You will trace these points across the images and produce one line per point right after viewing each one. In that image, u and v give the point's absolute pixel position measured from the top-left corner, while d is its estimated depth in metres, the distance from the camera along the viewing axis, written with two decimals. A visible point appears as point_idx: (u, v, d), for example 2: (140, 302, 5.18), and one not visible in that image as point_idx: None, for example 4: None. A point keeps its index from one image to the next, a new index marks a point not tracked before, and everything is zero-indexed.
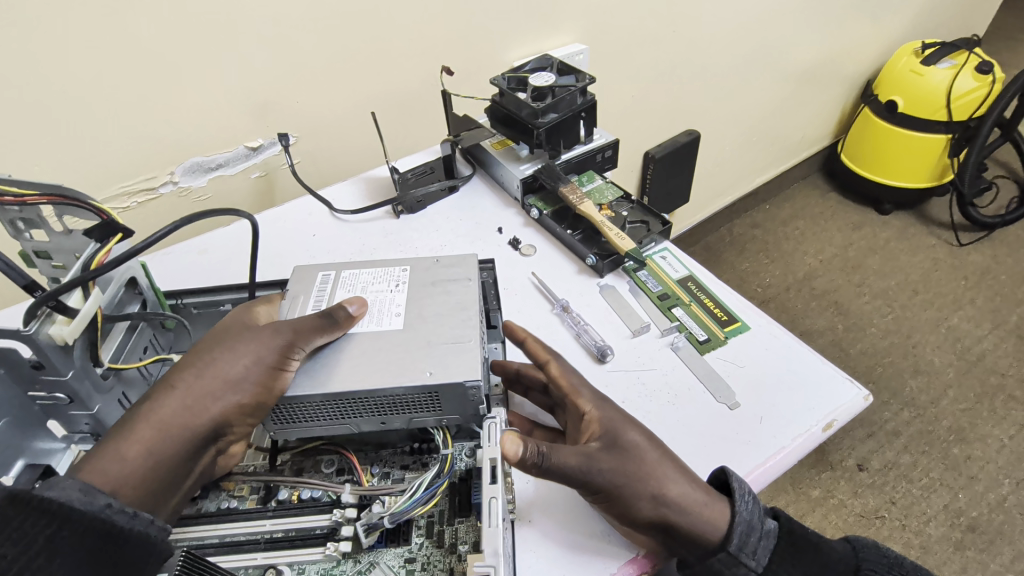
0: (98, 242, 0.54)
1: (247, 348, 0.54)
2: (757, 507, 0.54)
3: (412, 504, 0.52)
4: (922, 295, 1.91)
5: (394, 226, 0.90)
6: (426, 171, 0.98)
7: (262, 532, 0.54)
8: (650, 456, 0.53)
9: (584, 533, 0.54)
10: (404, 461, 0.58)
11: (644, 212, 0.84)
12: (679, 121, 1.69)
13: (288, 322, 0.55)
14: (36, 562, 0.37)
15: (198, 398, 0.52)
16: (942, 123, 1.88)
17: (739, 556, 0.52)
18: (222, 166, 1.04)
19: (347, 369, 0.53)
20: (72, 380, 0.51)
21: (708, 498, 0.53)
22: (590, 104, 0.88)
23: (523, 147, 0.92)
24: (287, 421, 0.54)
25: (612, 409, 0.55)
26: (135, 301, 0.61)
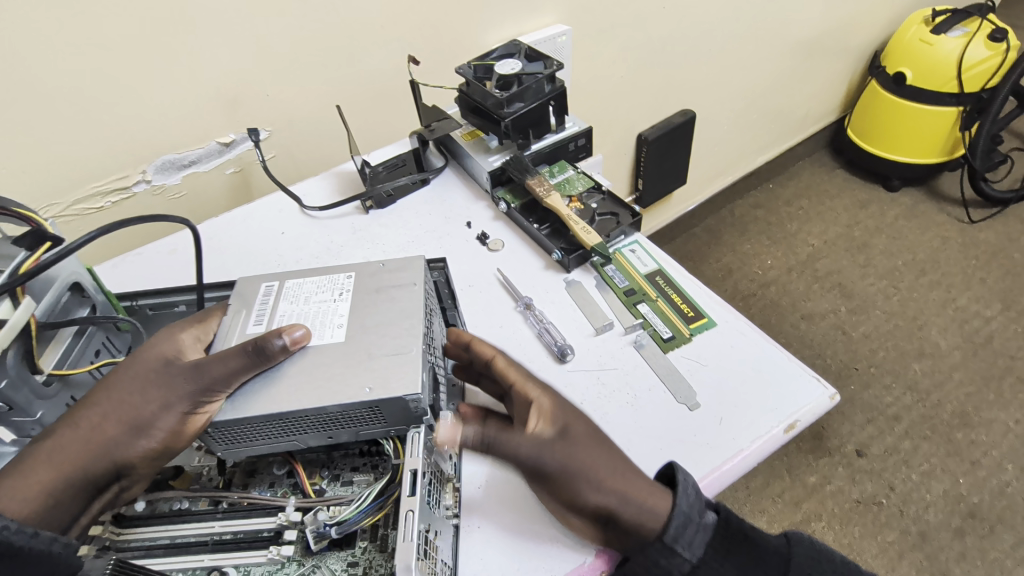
0: (27, 251, 0.54)
1: (163, 387, 0.52)
2: (697, 500, 0.52)
3: (355, 515, 0.52)
4: (929, 275, 1.85)
5: (362, 222, 0.89)
6: (397, 164, 0.95)
7: (211, 534, 0.54)
8: (593, 445, 0.53)
9: (522, 541, 0.55)
10: (355, 463, 0.58)
11: (614, 203, 0.82)
12: (673, 101, 1.64)
13: (208, 364, 0.52)
14: None
15: (105, 437, 0.51)
16: (953, 95, 1.80)
17: (675, 547, 0.50)
18: (195, 163, 1.03)
19: (287, 384, 0.53)
20: (8, 388, 0.52)
21: (645, 490, 0.52)
22: (559, 91, 0.85)
23: (493, 138, 0.90)
24: (233, 441, 0.54)
25: (558, 398, 0.56)
26: (84, 305, 0.62)
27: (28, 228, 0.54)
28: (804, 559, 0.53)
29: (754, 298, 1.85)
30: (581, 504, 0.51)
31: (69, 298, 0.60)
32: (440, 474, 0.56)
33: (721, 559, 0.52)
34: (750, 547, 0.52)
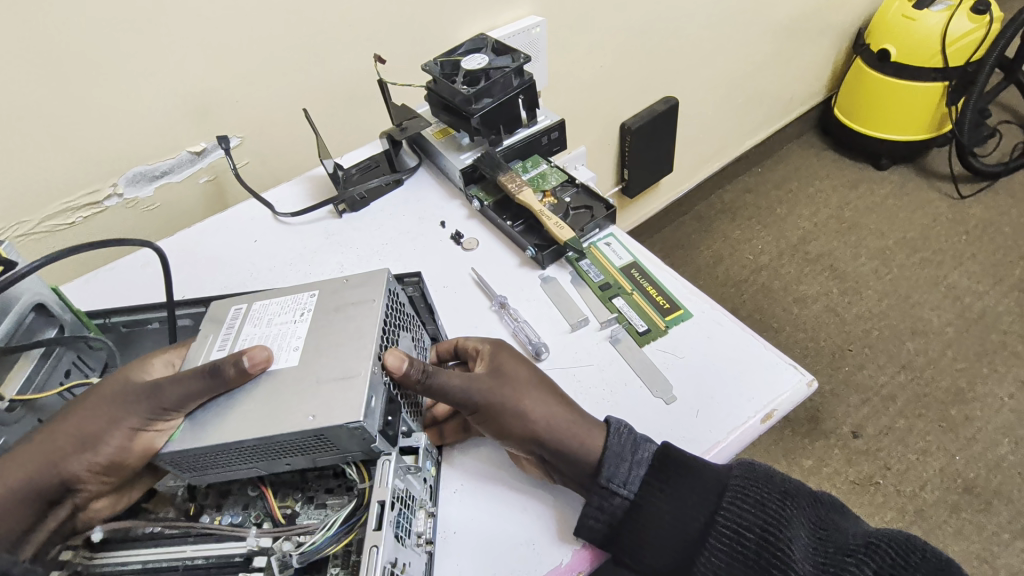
0: None
1: (118, 403, 0.53)
2: (630, 438, 0.57)
3: (323, 542, 0.51)
4: (921, 252, 1.84)
5: (336, 226, 0.88)
6: (370, 165, 0.94)
7: (182, 558, 0.53)
8: (529, 384, 0.58)
9: (496, 556, 0.54)
10: (328, 484, 0.57)
11: (589, 196, 0.80)
12: (656, 88, 1.63)
13: (163, 385, 0.52)
14: None
15: (60, 450, 0.52)
16: (939, 70, 1.78)
17: (610, 486, 0.55)
18: (167, 173, 1.02)
19: (240, 415, 0.52)
20: None
21: (577, 422, 0.57)
22: (528, 84, 0.84)
23: (464, 135, 0.89)
24: (195, 469, 0.54)
25: (497, 344, 0.61)
26: (52, 326, 0.61)
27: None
28: (743, 484, 0.55)
29: (745, 284, 1.84)
30: (524, 440, 0.56)
31: (34, 321, 0.59)
32: (413, 501, 0.54)
33: (657, 493, 0.56)
34: (686, 479, 0.55)
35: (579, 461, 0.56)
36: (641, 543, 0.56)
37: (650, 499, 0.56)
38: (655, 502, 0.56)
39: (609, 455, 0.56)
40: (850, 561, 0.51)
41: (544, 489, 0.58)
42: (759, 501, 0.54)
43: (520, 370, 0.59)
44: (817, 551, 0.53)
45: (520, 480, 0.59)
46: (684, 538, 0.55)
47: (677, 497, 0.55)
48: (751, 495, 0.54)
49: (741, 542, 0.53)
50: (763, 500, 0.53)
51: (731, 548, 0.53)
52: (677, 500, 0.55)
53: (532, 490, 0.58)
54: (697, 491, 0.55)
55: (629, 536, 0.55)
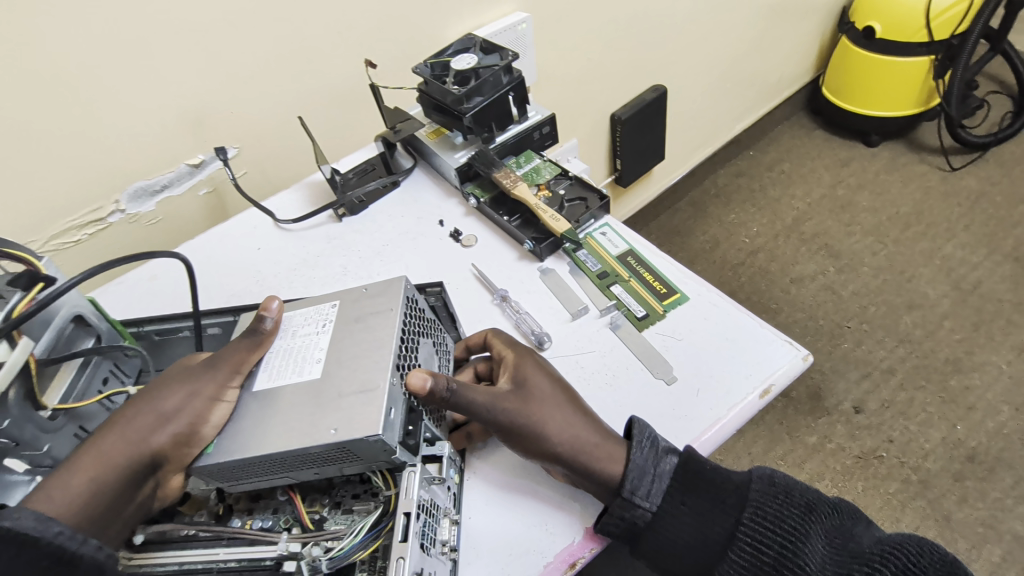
0: (23, 292, 0.55)
1: (185, 380, 0.56)
2: (654, 454, 0.57)
3: (351, 547, 0.52)
4: (915, 226, 1.86)
5: (337, 230, 0.89)
6: (367, 169, 0.96)
7: (215, 560, 0.53)
8: (553, 403, 0.58)
9: (510, 562, 0.55)
10: (355, 490, 0.58)
11: (583, 187, 0.82)
12: (643, 77, 1.64)
13: (222, 353, 0.58)
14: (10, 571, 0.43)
15: (138, 430, 0.52)
16: (924, 44, 1.80)
17: (633, 499, 0.56)
18: (168, 187, 1.03)
19: (265, 432, 0.54)
20: (11, 426, 0.52)
21: (599, 444, 0.57)
22: (517, 80, 0.85)
23: (458, 134, 0.90)
24: (227, 478, 0.56)
25: (522, 357, 0.61)
26: (89, 336, 0.63)
27: (26, 272, 0.56)
28: (763, 500, 0.56)
29: (742, 267, 1.85)
30: (546, 457, 0.57)
31: (72, 331, 0.61)
32: (437, 510, 0.55)
33: (679, 506, 0.57)
34: (707, 492, 0.57)
35: (599, 479, 0.56)
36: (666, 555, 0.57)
37: (672, 509, 0.57)
38: (676, 514, 0.57)
39: (631, 470, 0.56)
40: (867, 571, 0.53)
41: (568, 493, 0.59)
42: (778, 516, 0.55)
43: (545, 388, 0.59)
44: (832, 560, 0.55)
45: (541, 492, 0.59)
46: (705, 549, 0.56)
47: (699, 510, 0.57)
48: (771, 509, 0.56)
49: (762, 556, 0.54)
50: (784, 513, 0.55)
51: (751, 560, 0.55)
52: (700, 512, 0.57)
53: (555, 497, 0.59)
54: (718, 504, 0.57)
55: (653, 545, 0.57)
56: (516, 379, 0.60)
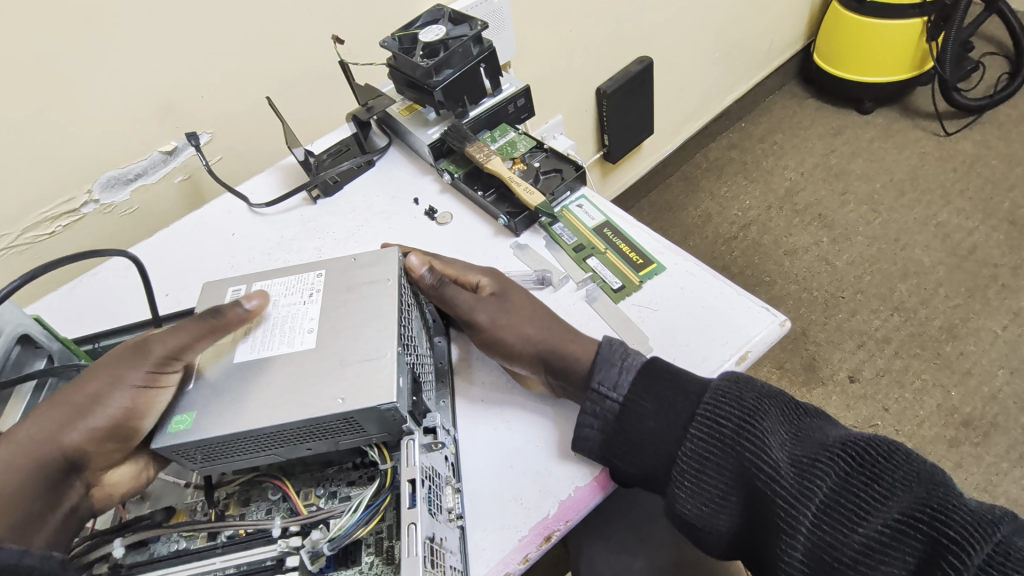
0: None
1: (114, 365, 0.52)
2: (618, 348, 0.61)
3: (352, 526, 0.51)
4: (909, 194, 1.83)
5: (310, 212, 0.88)
6: (341, 149, 0.94)
7: (212, 571, 0.52)
8: (527, 308, 0.66)
9: (510, 521, 0.55)
10: (350, 476, 0.56)
11: (558, 159, 0.80)
12: (629, 49, 1.61)
13: (160, 338, 0.53)
14: None
15: (59, 423, 0.50)
16: (915, 6, 1.78)
17: (602, 390, 0.59)
18: (142, 175, 1.01)
19: (254, 402, 0.52)
20: None
21: (572, 337, 0.63)
22: (487, 52, 0.83)
23: (430, 110, 0.88)
24: (206, 459, 0.54)
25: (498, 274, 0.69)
26: (39, 357, 0.58)
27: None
28: (725, 386, 0.55)
29: (735, 241, 1.83)
30: (528, 355, 0.63)
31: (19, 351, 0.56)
32: (438, 477, 0.54)
33: (645, 392, 0.57)
34: (671, 386, 0.57)
35: (572, 376, 0.61)
36: (627, 439, 0.57)
37: (640, 398, 0.57)
38: (641, 401, 0.57)
39: (601, 360, 0.60)
40: (825, 458, 0.49)
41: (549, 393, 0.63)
42: (738, 398, 0.53)
43: (524, 301, 0.66)
44: (796, 448, 0.51)
45: (530, 404, 0.63)
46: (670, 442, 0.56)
47: (664, 396, 0.57)
48: (731, 395, 0.54)
49: (720, 434, 0.53)
50: (741, 393, 0.53)
51: (709, 437, 0.53)
52: (664, 402, 0.56)
53: (547, 453, 0.59)
54: (684, 392, 0.56)
55: (616, 427, 0.57)
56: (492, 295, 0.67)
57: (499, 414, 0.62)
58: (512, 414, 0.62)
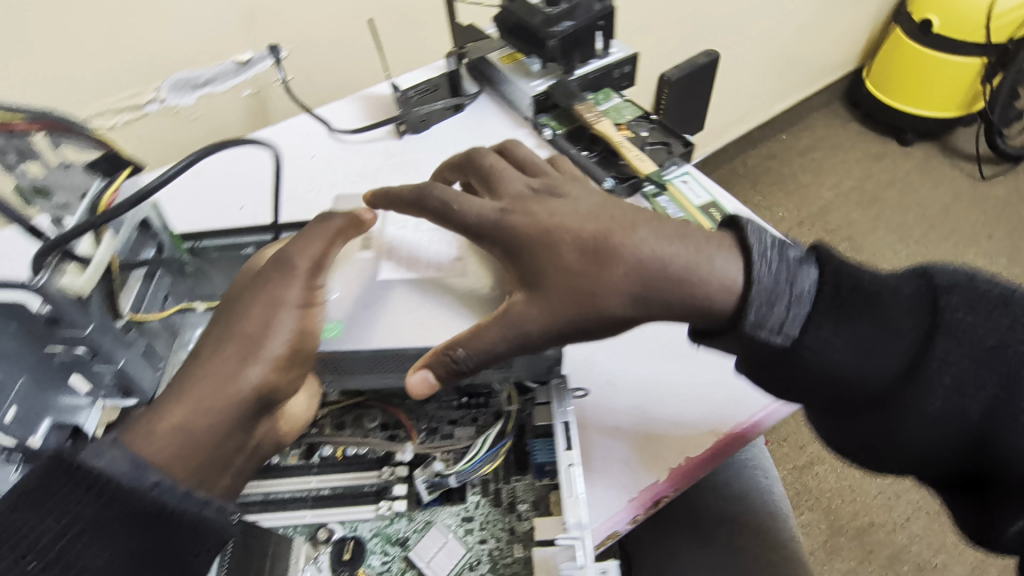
0: (104, 179, 0.48)
1: (263, 286, 0.47)
2: (780, 266, 0.49)
3: (477, 462, 0.51)
4: (939, 230, 1.86)
5: (397, 147, 0.85)
6: (430, 89, 0.89)
7: (309, 489, 0.53)
8: (596, 275, 0.50)
9: (618, 483, 0.55)
10: (452, 415, 0.56)
11: (665, 132, 0.78)
12: (697, 40, 1.57)
13: (294, 252, 0.49)
14: (80, 538, 0.35)
15: (227, 359, 0.44)
16: (979, 45, 1.74)
17: (764, 330, 0.49)
18: (211, 82, 0.94)
19: (403, 324, 0.50)
20: (94, 334, 0.42)
21: (709, 267, 0.51)
22: (609, 11, 0.79)
23: (535, 60, 0.83)
24: (339, 371, 0.51)
25: (525, 237, 0.52)
26: (150, 245, 0.52)
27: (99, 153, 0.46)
28: (958, 306, 0.47)
29: None
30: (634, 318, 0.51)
31: (137, 235, 0.50)
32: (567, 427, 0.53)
33: (842, 329, 0.48)
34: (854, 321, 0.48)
35: (709, 278, 0.50)
36: (786, 381, 0.50)
37: (822, 336, 0.48)
38: (830, 336, 0.48)
39: (758, 291, 0.49)
40: None
41: (664, 365, 0.62)
42: (975, 326, 0.46)
43: (589, 267, 0.51)
44: None
45: (640, 375, 0.61)
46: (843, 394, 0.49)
47: (873, 328, 0.48)
48: (971, 323, 0.46)
49: (957, 366, 0.46)
50: (981, 319, 0.46)
51: (947, 375, 0.46)
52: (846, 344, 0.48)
53: (658, 421, 0.58)
54: (897, 317, 0.48)
55: (774, 364, 0.50)
56: (486, 234, 0.53)
57: (609, 375, 0.61)
58: (625, 379, 0.61)
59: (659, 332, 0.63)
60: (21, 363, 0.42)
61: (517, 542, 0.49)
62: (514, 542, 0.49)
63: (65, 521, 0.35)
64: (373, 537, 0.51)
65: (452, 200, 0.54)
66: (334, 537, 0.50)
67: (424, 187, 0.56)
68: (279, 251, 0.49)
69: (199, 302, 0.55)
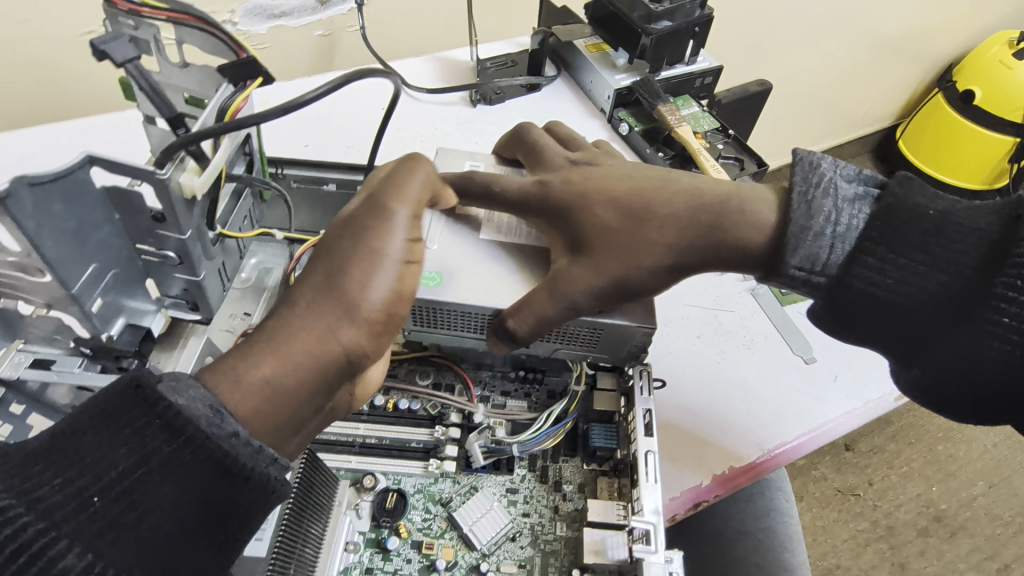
0: (232, 87, 0.42)
1: (363, 235, 0.43)
2: (820, 202, 0.44)
3: (541, 436, 0.51)
4: None
5: (469, 114, 0.84)
6: (508, 63, 0.90)
7: (356, 436, 0.51)
8: (629, 230, 0.48)
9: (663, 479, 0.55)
10: (506, 386, 0.55)
11: (740, 148, 0.79)
12: None
13: (397, 205, 0.45)
14: (144, 482, 0.29)
15: (326, 312, 0.40)
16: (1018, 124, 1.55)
17: (816, 271, 0.44)
18: (285, 15, 0.92)
19: (497, 284, 0.48)
20: (190, 241, 0.41)
21: (745, 213, 0.47)
22: (707, 19, 0.80)
23: (622, 55, 0.84)
24: (427, 324, 0.49)
25: (560, 194, 0.50)
26: (241, 160, 0.49)
27: (235, 57, 0.42)
28: None
29: None
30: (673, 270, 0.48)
31: (238, 149, 0.47)
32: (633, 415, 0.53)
33: (887, 264, 0.42)
34: (919, 232, 0.41)
35: (746, 217, 0.47)
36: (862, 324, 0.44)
37: (862, 272, 0.42)
38: (870, 271, 0.42)
39: (793, 238, 0.44)
40: None
41: (718, 373, 0.62)
42: None
43: (620, 223, 0.48)
44: None
45: (694, 378, 0.61)
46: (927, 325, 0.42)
47: (922, 264, 0.41)
48: None
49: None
50: None
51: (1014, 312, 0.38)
52: (915, 268, 0.41)
53: (707, 426, 0.58)
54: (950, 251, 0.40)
55: (845, 306, 0.44)
56: (528, 206, 0.51)
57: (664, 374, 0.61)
58: (679, 381, 0.61)
59: (715, 341, 0.64)
60: (112, 256, 0.40)
61: (561, 522, 0.49)
62: (558, 522, 0.49)
63: (137, 455, 0.29)
64: (416, 493, 0.50)
65: (493, 182, 0.51)
66: (378, 487, 0.49)
67: (464, 173, 0.52)
68: (372, 199, 0.46)
69: (276, 229, 0.56)
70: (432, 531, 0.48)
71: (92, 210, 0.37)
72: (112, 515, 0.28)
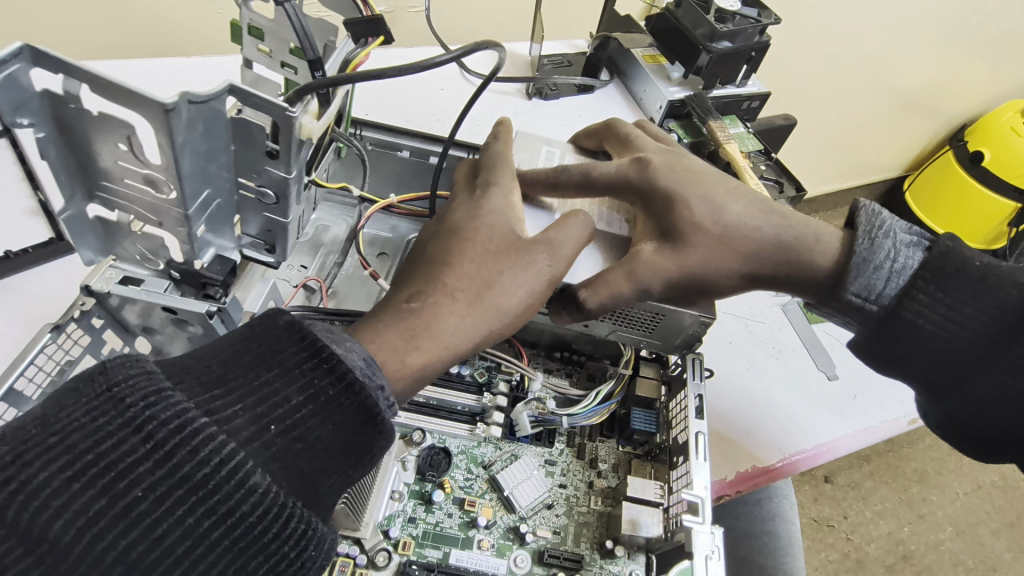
0: (355, 44, 0.45)
1: (525, 250, 0.43)
2: (887, 243, 0.47)
3: (587, 412, 0.53)
4: None
5: (524, 106, 0.87)
6: (565, 62, 0.94)
7: None
8: (718, 234, 0.49)
9: None
10: (549, 365, 0.58)
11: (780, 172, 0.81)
12: None
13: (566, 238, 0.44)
14: (308, 414, 0.32)
15: (476, 314, 0.41)
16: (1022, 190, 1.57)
17: (868, 300, 0.47)
18: None
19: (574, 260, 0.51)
20: (294, 181, 0.42)
21: (818, 237, 0.51)
22: (763, 46, 0.83)
23: (677, 69, 0.87)
24: None
25: (659, 187, 0.50)
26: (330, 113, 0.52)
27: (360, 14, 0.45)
28: None
29: None
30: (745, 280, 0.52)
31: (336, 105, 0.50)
32: None
33: (936, 302, 0.44)
34: (965, 278, 0.44)
35: (818, 240, 0.51)
36: (908, 359, 0.46)
37: (914, 307, 0.45)
38: (923, 305, 0.45)
39: (857, 266, 0.47)
40: None
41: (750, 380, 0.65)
42: None
43: (708, 230, 0.49)
44: None
45: (728, 381, 0.65)
46: (974, 364, 0.43)
47: (972, 303, 0.43)
48: None
49: None
50: None
51: None
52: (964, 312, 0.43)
53: (736, 425, 0.61)
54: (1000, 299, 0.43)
55: (891, 338, 0.46)
56: (626, 186, 0.51)
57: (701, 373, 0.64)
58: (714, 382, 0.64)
59: (748, 349, 0.67)
60: (219, 185, 0.42)
61: (595, 497, 0.51)
62: (592, 496, 0.51)
63: (307, 391, 0.33)
64: (459, 454, 0.52)
65: (593, 167, 0.51)
66: (425, 443, 0.51)
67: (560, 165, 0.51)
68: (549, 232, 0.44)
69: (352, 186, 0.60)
70: (473, 490, 0.50)
71: (218, 136, 0.39)
72: (282, 443, 0.31)
